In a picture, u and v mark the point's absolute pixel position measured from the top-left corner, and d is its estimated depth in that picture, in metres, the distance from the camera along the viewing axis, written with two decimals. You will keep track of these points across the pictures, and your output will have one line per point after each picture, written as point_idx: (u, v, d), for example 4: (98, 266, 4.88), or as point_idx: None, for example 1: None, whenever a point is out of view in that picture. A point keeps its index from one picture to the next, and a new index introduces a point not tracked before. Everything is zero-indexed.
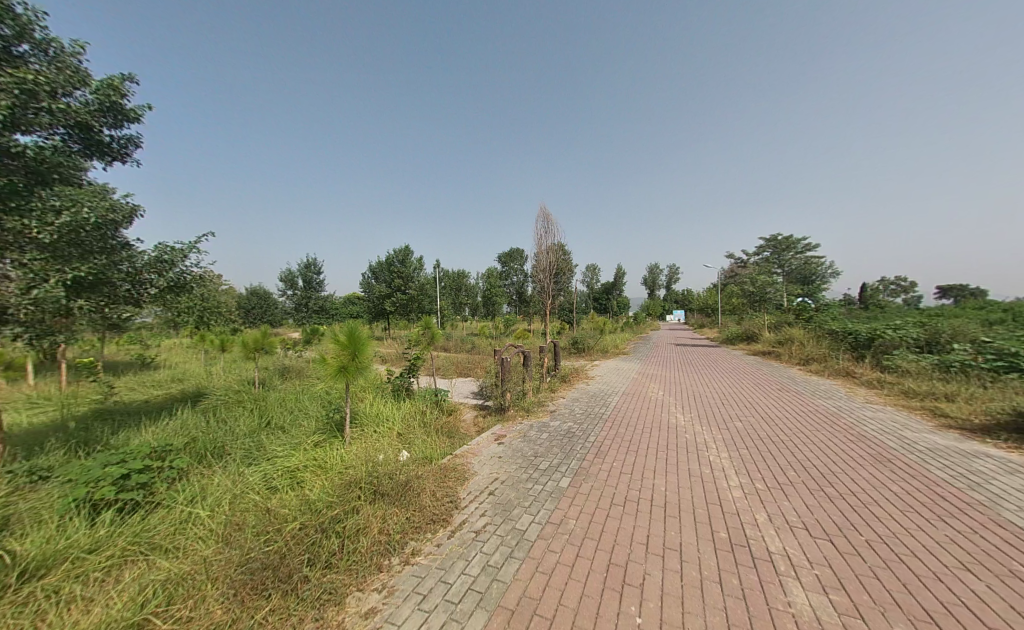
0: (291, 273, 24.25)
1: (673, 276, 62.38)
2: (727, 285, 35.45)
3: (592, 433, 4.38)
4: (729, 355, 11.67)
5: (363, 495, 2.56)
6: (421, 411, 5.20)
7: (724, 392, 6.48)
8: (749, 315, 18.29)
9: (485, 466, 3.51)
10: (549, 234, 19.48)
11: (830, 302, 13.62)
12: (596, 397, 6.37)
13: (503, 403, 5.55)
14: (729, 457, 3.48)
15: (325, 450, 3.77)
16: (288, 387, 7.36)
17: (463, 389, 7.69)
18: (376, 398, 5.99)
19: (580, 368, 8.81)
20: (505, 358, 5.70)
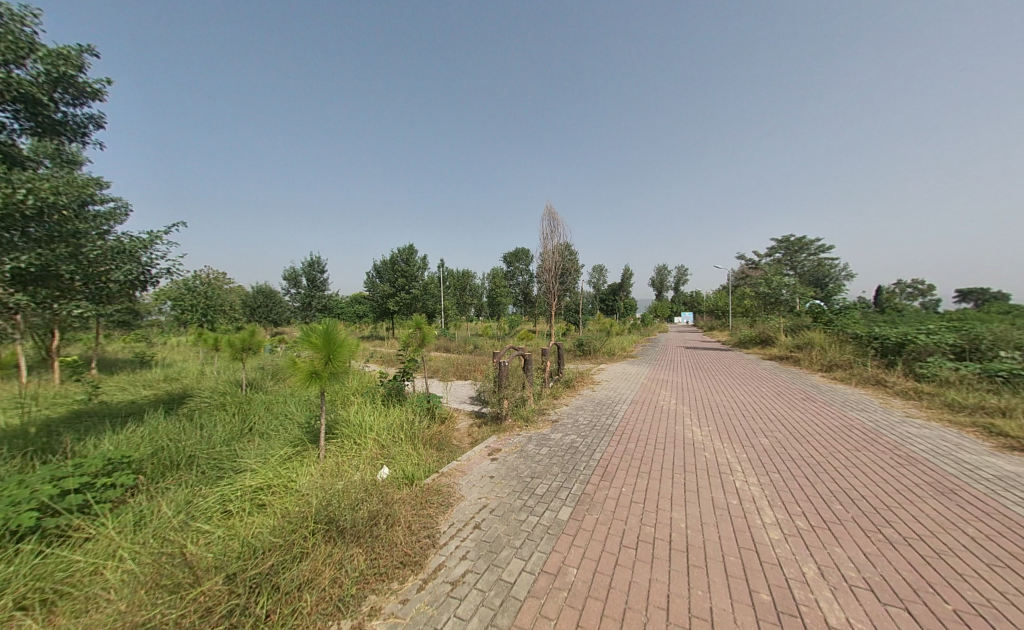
0: (295, 272, 24.11)
1: (681, 277, 61.36)
2: (738, 286, 34.58)
3: (598, 449, 3.88)
4: (744, 360, 11.05)
5: (305, 532, 2.11)
6: (409, 419, 4.77)
7: (743, 402, 5.92)
8: (763, 318, 17.59)
9: (473, 490, 3.03)
10: (555, 233, 18.98)
11: (850, 305, 12.93)
12: (601, 405, 5.86)
13: (500, 412, 5.07)
14: (759, 484, 2.98)
15: (295, 466, 3.36)
16: (276, 390, 6.99)
17: (461, 393, 7.23)
18: (363, 404, 5.55)
19: (585, 373, 8.30)
20: (502, 361, 5.22)
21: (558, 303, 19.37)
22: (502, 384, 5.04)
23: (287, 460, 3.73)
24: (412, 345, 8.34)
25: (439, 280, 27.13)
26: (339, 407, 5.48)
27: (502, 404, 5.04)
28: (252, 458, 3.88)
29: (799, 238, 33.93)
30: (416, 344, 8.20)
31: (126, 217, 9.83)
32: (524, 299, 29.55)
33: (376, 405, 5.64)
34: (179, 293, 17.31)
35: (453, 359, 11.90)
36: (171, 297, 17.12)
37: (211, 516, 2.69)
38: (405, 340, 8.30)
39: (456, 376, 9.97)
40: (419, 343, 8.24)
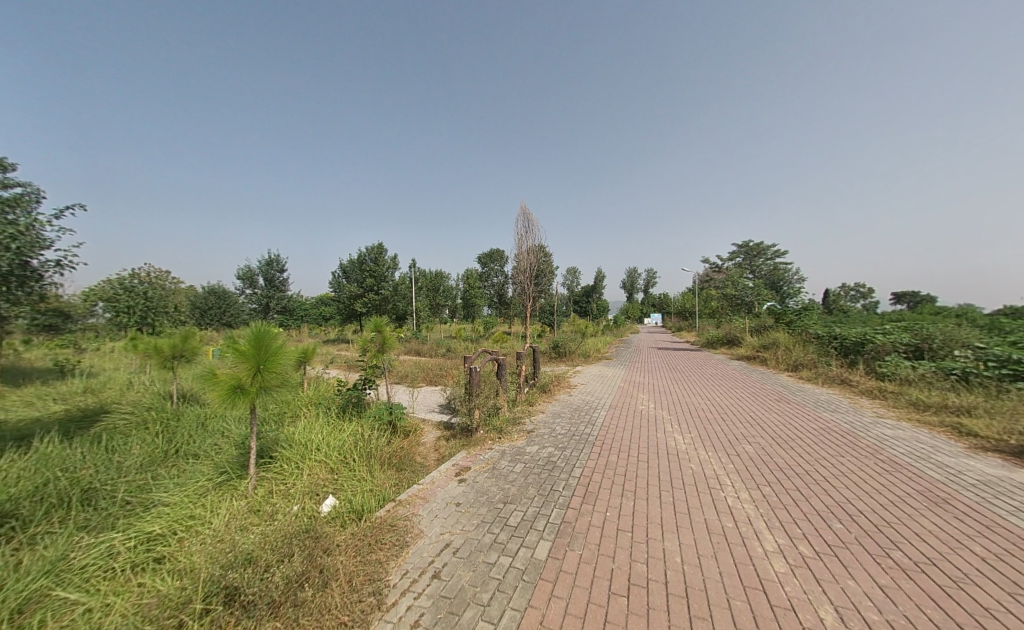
0: (251, 271, 22.40)
1: (650, 279, 63.21)
2: (704, 289, 35.93)
3: (577, 463, 3.52)
4: (714, 360, 11.19)
5: (189, 619, 1.56)
6: (366, 433, 4.21)
7: (720, 404, 5.80)
8: (729, 318, 18.15)
9: (435, 523, 2.56)
10: (529, 234, 18.76)
11: (810, 306, 13.49)
12: (579, 412, 5.53)
13: (470, 423, 4.61)
14: (753, 500, 2.73)
15: (213, 504, 2.77)
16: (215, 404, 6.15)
17: (429, 401, 6.70)
18: (313, 419, 4.91)
19: (561, 376, 7.98)
20: (473, 367, 4.77)
21: (532, 304, 19.10)
22: (474, 392, 4.57)
23: (210, 491, 3.10)
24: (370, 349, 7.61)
25: (409, 281, 26.17)
26: (285, 423, 4.80)
27: (473, 414, 4.59)
28: (167, 492, 3.23)
29: (758, 244, 35.80)
30: (379, 349, 7.56)
31: (38, 204, 8.57)
32: (498, 301, 29.11)
33: (329, 418, 5.00)
34: (113, 293, 15.51)
35: (422, 363, 11.26)
36: (103, 297, 15.28)
37: (86, 582, 2.08)
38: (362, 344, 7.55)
39: (425, 382, 9.38)
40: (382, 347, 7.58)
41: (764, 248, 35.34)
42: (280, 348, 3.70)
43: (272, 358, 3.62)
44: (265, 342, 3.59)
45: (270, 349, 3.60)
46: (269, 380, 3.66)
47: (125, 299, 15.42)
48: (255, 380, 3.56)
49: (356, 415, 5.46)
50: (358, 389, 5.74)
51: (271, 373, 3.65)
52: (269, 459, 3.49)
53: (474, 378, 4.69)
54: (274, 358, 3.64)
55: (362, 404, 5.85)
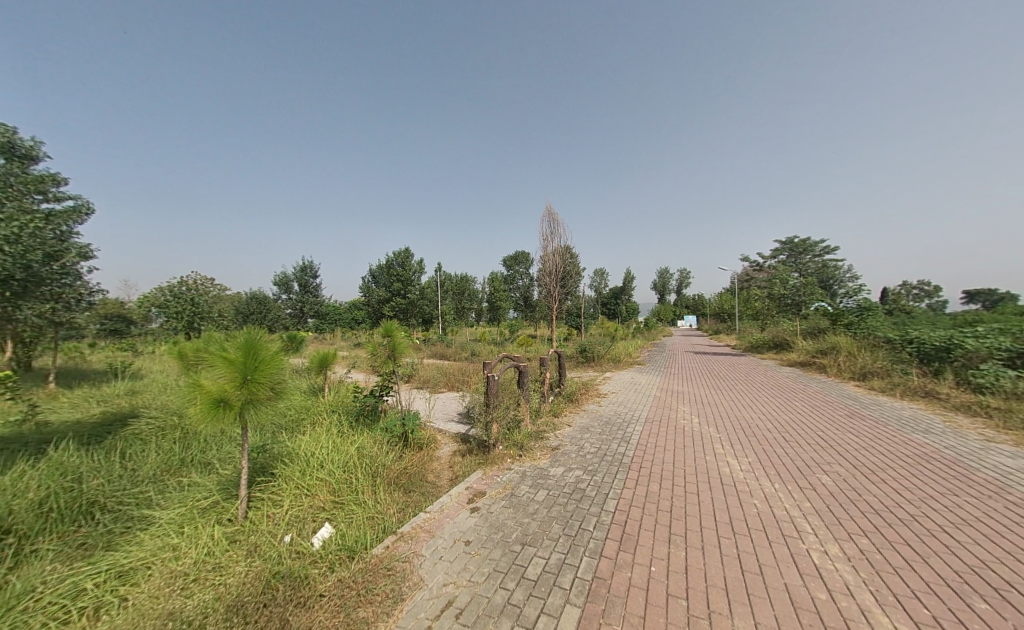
0: (286, 277, 23.32)
1: (684, 280, 60.52)
2: (743, 290, 33.75)
3: (611, 492, 2.98)
4: (762, 367, 10.14)
5: None
6: (375, 446, 3.88)
7: (777, 419, 5.01)
8: (775, 320, 16.68)
9: (438, 568, 2.12)
10: (555, 235, 18.23)
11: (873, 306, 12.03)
12: (611, 425, 4.95)
13: (487, 438, 4.17)
14: (849, 557, 2.08)
15: (198, 529, 2.53)
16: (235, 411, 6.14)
17: (448, 409, 6.36)
18: (323, 429, 4.65)
19: (589, 383, 7.39)
20: (492, 374, 4.33)
21: (558, 307, 18.50)
22: (493, 403, 4.13)
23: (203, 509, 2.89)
24: (384, 352, 7.36)
25: (436, 285, 26.30)
26: (295, 434, 4.58)
27: (492, 427, 4.13)
28: (162, 511, 3.04)
29: (804, 240, 33.21)
30: (397, 353, 7.31)
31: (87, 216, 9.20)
32: (524, 304, 28.66)
33: (339, 427, 4.74)
34: (164, 299, 16.48)
35: (445, 368, 11.00)
36: (156, 304, 16.27)
37: None
38: (377, 349, 7.32)
39: (447, 388, 9.07)
40: (399, 352, 7.32)
41: (811, 244, 32.74)
42: (274, 359, 3.65)
43: (264, 366, 3.55)
44: (259, 351, 3.55)
45: (264, 358, 3.55)
46: (256, 393, 3.54)
47: (174, 305, 16.35)
48: (241, 392, 3.45)
49: (371, 424, 5.18)
50: (372, 396, 5.48)
51: (257, 384, 3.52)
52: (265, 476, 3.22)
53: (493, 387, 4.24)
54: (265, 368, 3.56)
55: (377, 411, 5.57)
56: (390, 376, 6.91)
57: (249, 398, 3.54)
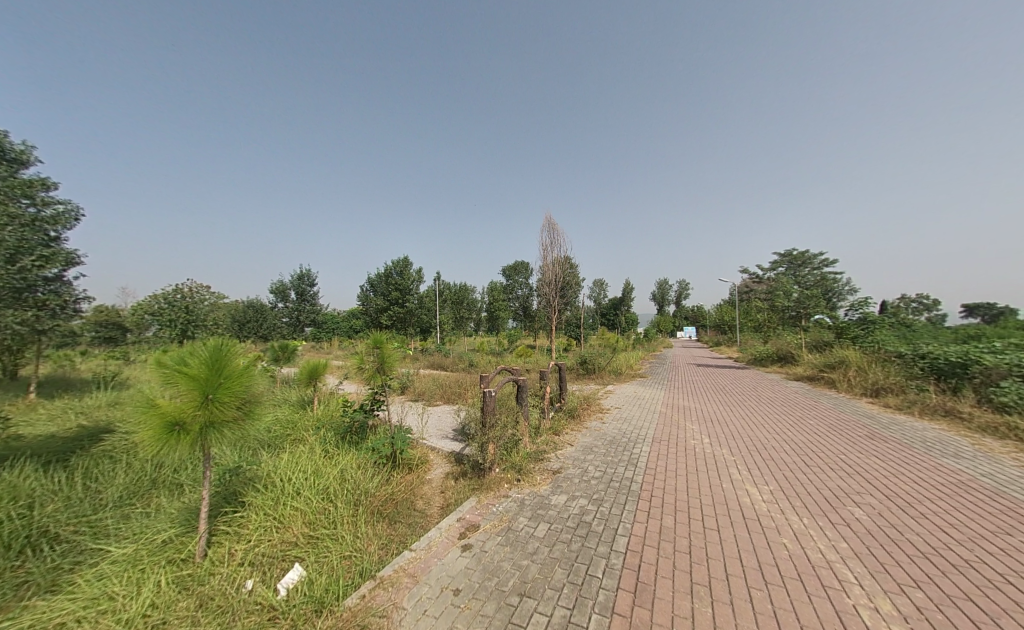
0: (283, 285, 23.03)
1: (683, 291, 60.47)
2: (743, 301, 33.58)
3: (621, 525, 2.68)
4: (768, 381, 9.83)
5: None
6: (359, 469, 3.55)
7: (792, 439, 4.72)
8: (778, 332, 16.43)
9: (421, 626, 1.81)
10: (555, 246, 18.08)
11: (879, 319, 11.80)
12: (616, 444, 4.63)
13: (482, 461, 3.82)
14: (906, 620, 1.79)
15: (147, 574, 2.20)
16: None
17: (443, 425, 6.03)
18: (304, 450, 4.30)
19: (591, 398, 7.06)
20: (489, 390, 4.01)
21: (558, 317, 18.22)
22: (489, 420, 3.81)
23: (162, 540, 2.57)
24: (374, 365, 6.99)
25: (434, 294, 26.03)
26: (274, 455, 4.23)
27: (487, 447, 3.80)
28: (115, 546, 2.69)
29: (803, 252, 33.22)
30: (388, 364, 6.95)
31: (76, 221, 8.94)
32: (523, 314, 28.38)
33: (323, 447, 4.39)
34: (158, 306, 16.13)
35: (441, 379, 10.66)
36: (149, 311, 15.93)
37: None
38: (363, 360, 6.94)
39: (442, 401, 8.72)
40: (390, 363, 6.96)
41: (810, 256, 32.74)
42: (247, 375, 3.21)
43: (235, 382, 3.09)
44: (230, 364, 3.11)
45: (234, 373, 3.11)
46: (220, 413, 3.02)
47: (167, 313, 16.01)
48: (203, 411, 2.94)
49: (359, 442, 4.84)
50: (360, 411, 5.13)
51: (221, 402, 3.01)
52: (233, 504, 2.88)
53: (490, 402, 3.94)
54: (235, 385, 3.10)
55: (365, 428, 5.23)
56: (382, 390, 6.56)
57: (212, 420, 3.01)
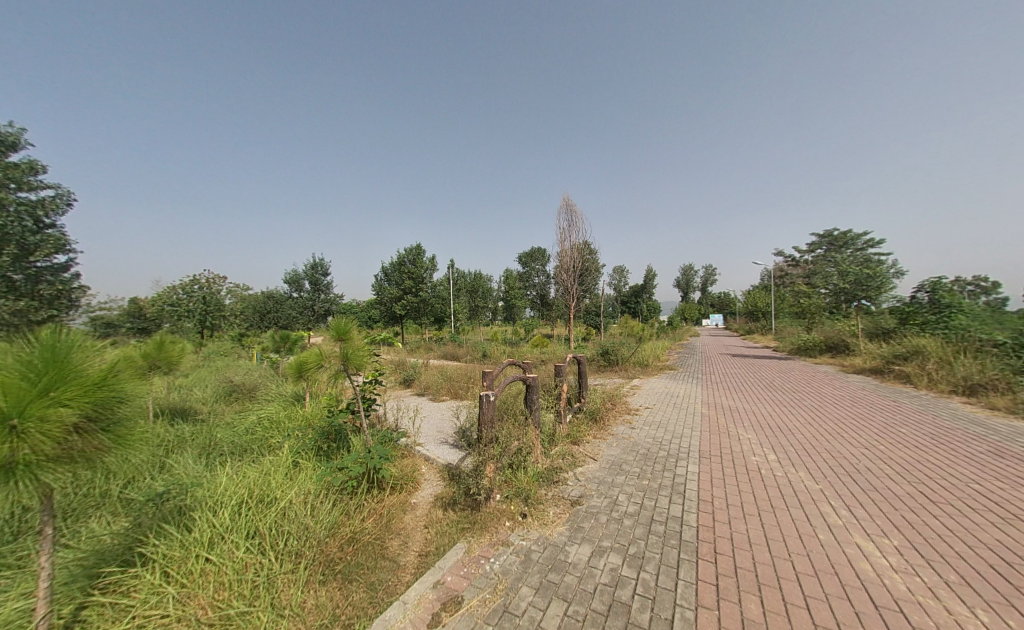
0: (297, 275, 22.74)
1: (709, 277, 57.60)
2: (778, 286, 31.35)
3: (674, 615, 1.73)
4: (823, 375, 8.55)
5: None
6: (316, 499, 2.72)
7: (890, 457, 3.58)
8: (824, 318, 14.81)
9: None
10: (573, 229, 16.89)
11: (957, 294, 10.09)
12: (652, 459, 3.64)
13: (476, 492, 2.84)
14: None
15: None
16: (194, 429, 5.22)
17: (444, 428, 5.22)
18: (268, 467, 3.53)
19: (616, 395, 6.08)
20: (488, 393, 3.08)
21: (577, 305, 17.11)
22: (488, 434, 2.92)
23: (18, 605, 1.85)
24: (337, 363, 5.52)
25: (449, 282, 25.29)
26: (233, 471, 3.51)
27: (484, 469, 2.89)
28: None
29: (845, 232, 30.53)
30: (358, 362, 5.49)
31: (67, 206, 8.52)
32: (541, 303, 27.36)
33: (294, 464, 3.61)
34: (175, 297, 16.13)
35: (450, 372, 9.85)
36: (166, 302, 15.93)
37: None
38: (324, 356, 5.51)
39: (450, 397, 7.90)
40: (355, 360, 5.41)
41: (853, 236, 30.01)
42: (114, 380, 1.70)
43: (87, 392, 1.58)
44: (76, 357, 1.60)
45: (88, 374, 1.60)
46: (53, 447, 1.48)
47: (184, 304, 16.02)
48: (8, 445, 1.37)
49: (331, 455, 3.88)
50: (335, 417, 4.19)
51: (55, 428, 1.48)
52: (130, 557, 2.13)
53: (489, 411, 3.05)
54: (87, 396, 1.58)
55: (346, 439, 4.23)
56: (360, 395, 5.16)
57: (26, 461, 1.44)
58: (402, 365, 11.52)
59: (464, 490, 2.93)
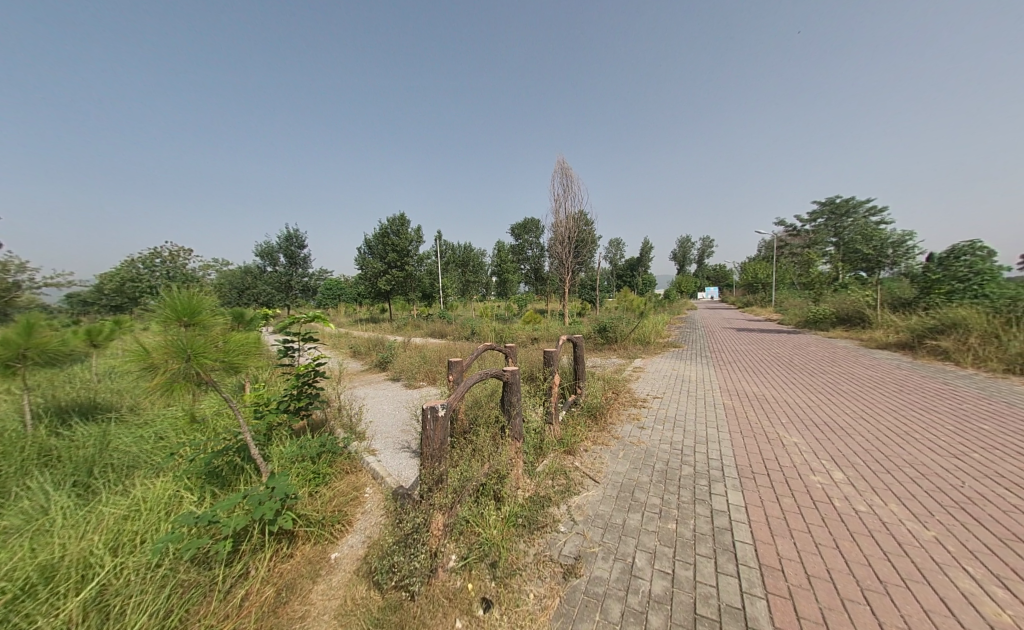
0: (271, 248, 21.03)
1: (706, 249, 56.37)
2: (778, 258, 30.37)
3: None
4: (846, 352, 7.66)
5: None
6: (141, 599, 1.68)
7: (997, 472, 2.62)
8: (835, 289, 13.87)
9: None
10: (568, 196, 15.47)
11: (971, 266, 8.92)
12: (674, 479, 2.63)
13: (408, 578, 1.69)
14: None
15: None
16: (107, 428, 4.16)
17: (406, 433, 4.25)
18: (135, 507, 2.47)
19: (618, 382, 5.08)
20: (432, 408, 1.90)
21: (571, 278, 15.93)
22: (442, 471, 1.88)
23: None
24: (180, 364, 3.18)
25: (436, 255, 23.74)
26: (79, 517, 2.46)
27: (429, 530, 1.79)
28: None
29: (849, 199, 29.31)
30: (228, 357, 3.41)
31: None
32: (535, 276, 26.10)
33: (174, 499, 2.53)
34: (135, 272, 14.53)
35: (430, 352, 8.76)
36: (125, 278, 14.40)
37: None
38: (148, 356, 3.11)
39: (427, 382, 6.88)
40: (212, 353, 3.25)
41: (856, 205, 28.69)
42: None
43: None
44: None
45: None
46: None
47: (146, 279, 14.48)
48: None
49: (228, 486, 2.73)
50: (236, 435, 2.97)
51: None
52: None
53: (442, 435, 1.91)
54: None
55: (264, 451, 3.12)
56: (290, 395, 3.91)
57: None
58: (381, 344, 10.42)
59: (389, 565, 1.77)
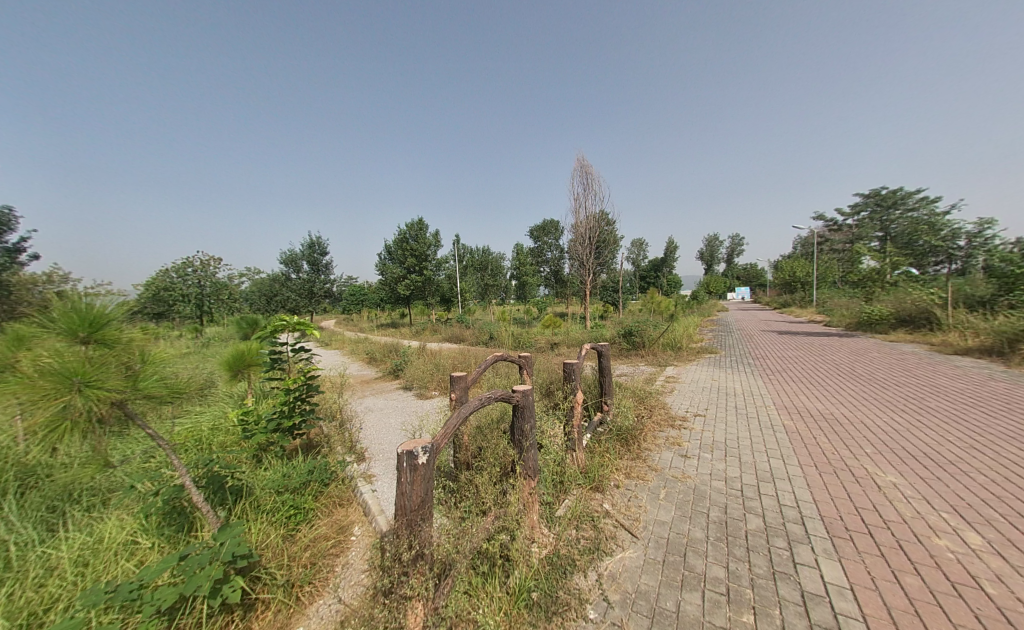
0: (294, 255, 21.39)
1: (735, 248, 53.90)
2: (817, 255, 28.37)
3: None
4: (916, 359, 6.63)
5: None
6: None
7: None
8: (889, 287, 12.51)
9: None
10: (588, 194, 14.82)
11: None
12: (738, 537, 2.00)
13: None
14: None
15: None
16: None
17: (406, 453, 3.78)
18: (85, 557, 2.14)
19: (651, 395, 4.41)
20: (410, 456, 1.38)
21: (593, 280, 15.19)
22: (426, 540, 1.37)
23: None
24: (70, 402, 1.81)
25: (455, 259, 23.56)
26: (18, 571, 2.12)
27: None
28: None
29: (896, 190, 27.05)
30: (151, 388, 2.13)
31: None
32: (555, 279, 25.47)
33: (129, 548, 2.17)
34: (168, 281, 14.91)
35: (445, 359, 8.32)
36: (160, 286, 14.80)
37: None
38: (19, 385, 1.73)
39: (439, 391, 6.44)
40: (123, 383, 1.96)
41: (905, 196, 26.40)
42: None
43: None
44: None
45: None
46: None
47: (179, 287, 14.84)
48: None
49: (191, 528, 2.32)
50: (207, 468, 2.57)
51: None
52: None
53: (427, 491, 1.40)
54: None
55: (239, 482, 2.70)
56: (278, 412, 3.50)
57: None
58: (396, 350, 10.09)
59: None
